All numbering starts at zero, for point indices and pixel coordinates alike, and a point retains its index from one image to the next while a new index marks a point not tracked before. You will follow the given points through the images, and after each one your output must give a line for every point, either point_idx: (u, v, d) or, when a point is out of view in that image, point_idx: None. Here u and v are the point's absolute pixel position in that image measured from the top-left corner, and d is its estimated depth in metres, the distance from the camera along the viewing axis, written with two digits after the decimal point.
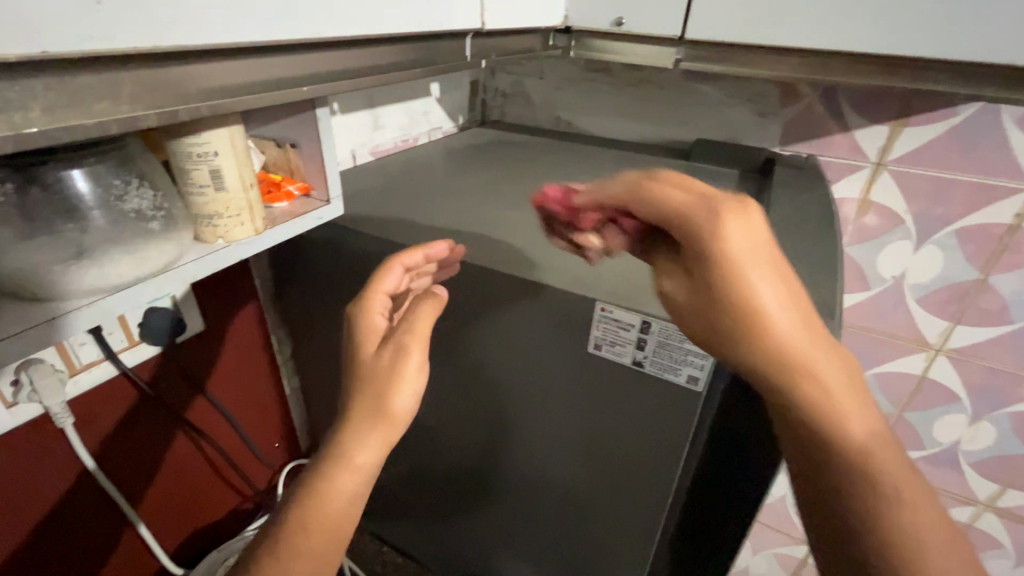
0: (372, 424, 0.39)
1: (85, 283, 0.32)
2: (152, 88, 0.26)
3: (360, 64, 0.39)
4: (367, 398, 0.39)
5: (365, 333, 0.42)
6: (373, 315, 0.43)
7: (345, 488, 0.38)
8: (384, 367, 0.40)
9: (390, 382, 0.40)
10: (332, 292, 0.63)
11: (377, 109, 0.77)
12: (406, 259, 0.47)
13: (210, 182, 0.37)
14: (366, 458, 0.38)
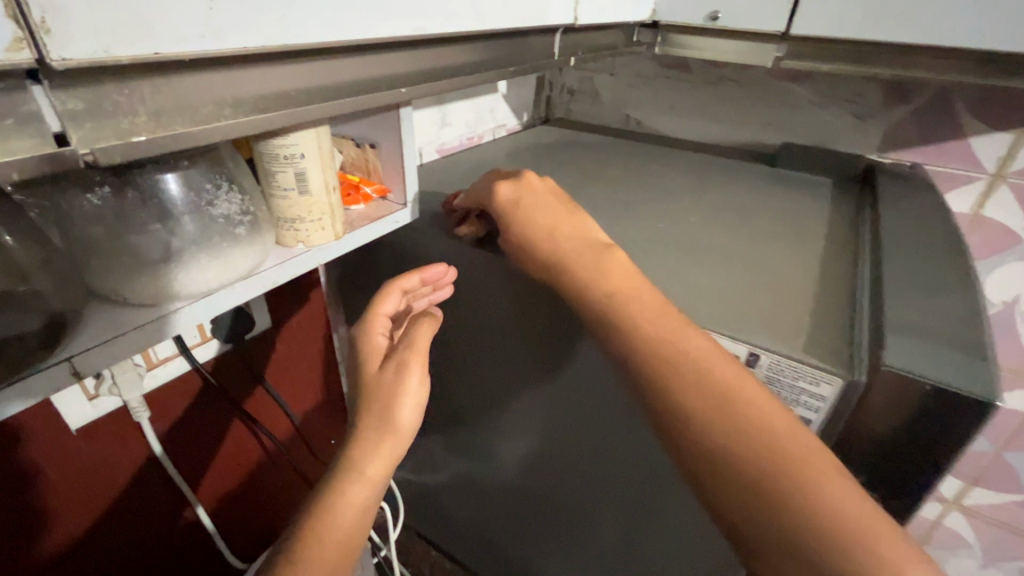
0: (375, 438, 0.39)
1: (173, 288, 0.31)
2: (256, 90, 0.24)
3: (453, 62, 0.37)
4: (373, 412, 0.39)
5: (366, 351, 0.43)
6: (374, 333, 0.44)
7: (350, 501, 0.37)
8: (385, 380, 0.40)
9: (393, 395, 0.39)
10: None
11: (446, 105, 0.75)
12: (403, 282, 0.47)
13: (295, 185, 0.35)
14: (374, 470, 0.38)
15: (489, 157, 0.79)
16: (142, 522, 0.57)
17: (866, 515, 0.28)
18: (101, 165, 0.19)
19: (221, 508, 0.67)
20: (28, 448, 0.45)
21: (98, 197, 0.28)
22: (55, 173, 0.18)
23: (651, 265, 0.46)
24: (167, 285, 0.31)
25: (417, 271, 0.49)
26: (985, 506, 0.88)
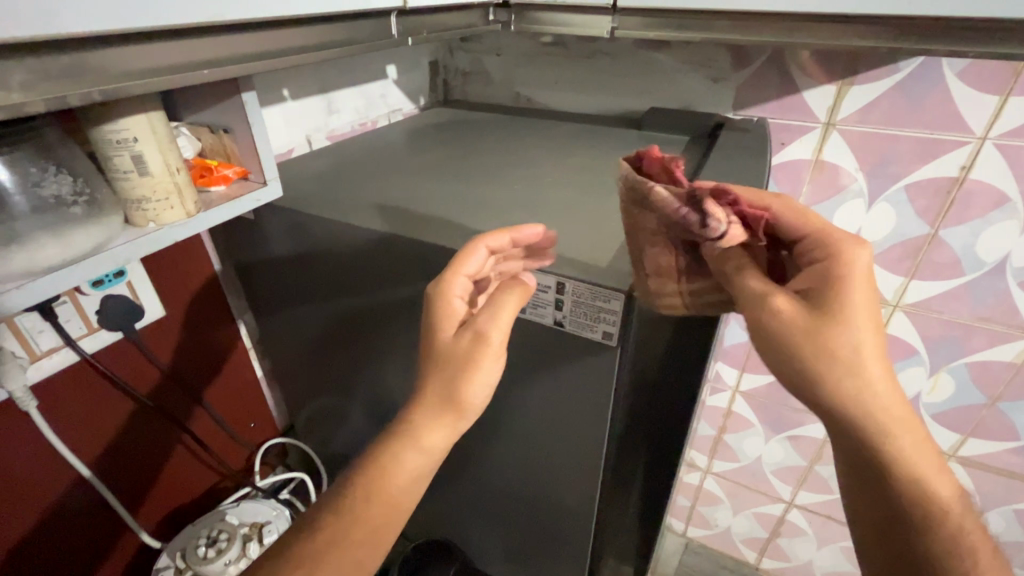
0: (443, 414, 0.45)
1: (13, 267, 0.33)
2: (44, 75, 0.29)
3: (268, 46, 0.41)
4: (443, 381, 0.45)
5: (445, 316, 0.47)
6: (453, 298, 0.46)
7: (407, 469, 0.44)
8: (464, 361, 0.45)
9: (468, 363, 0.45)
10: (297, 271, 0.66)
11: (331, 94, 0.78)
12: (491, 241, 0.47)
13: (134, 167, 0.39)
14: (434, 440, 0.45)
15: (381, 140, 0.83)
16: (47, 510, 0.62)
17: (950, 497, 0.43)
18: None
19: (130, 492, 0.70)
20: None
21: None
22: None
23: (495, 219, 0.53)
24: (8, 266, 0.33)
25: (508, 231, 0.48)
26: None
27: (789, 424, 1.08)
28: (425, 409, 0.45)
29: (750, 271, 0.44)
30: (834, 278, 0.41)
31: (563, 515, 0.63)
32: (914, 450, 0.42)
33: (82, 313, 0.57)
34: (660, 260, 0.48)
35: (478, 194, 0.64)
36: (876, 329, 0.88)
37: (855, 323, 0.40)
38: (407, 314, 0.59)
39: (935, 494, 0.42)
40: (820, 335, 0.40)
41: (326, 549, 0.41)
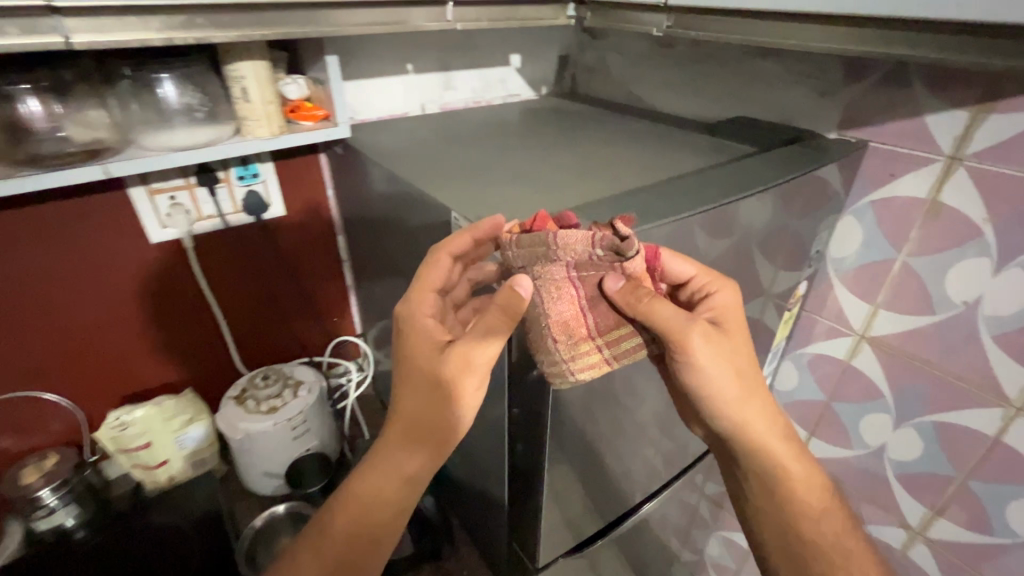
0: (421, 443, 0.56)
1: (161, 141, 0.57)
2: (169, 24, 0.48)
3: (328, 21, 0.57)
4: (428, 417, 0.55)
5: (422, 340, 0.54)
6: (426, 322, 0.54)
7: (394, 486, 0.57)
8: (441, 392, 0.54)
9: (450, 402, 0.54)
10: (358, 205, 0.83)
11: (451, 72, 0.94)
12: (452, 247, 0.52)
13: (242, 95, 0.59)
14: (421, 462, 0.57)
15: (483, 117, 0.96)
16: (183, 326, 0.84)
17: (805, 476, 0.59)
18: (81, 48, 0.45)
19: (238, 337, 0.91)
20: (115, 240, 0.73)
21: (126, 83, 0.56)
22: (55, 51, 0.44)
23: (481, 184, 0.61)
24: (161, 137, 0.58)
25: (467, 232, 0.51)
26: (956, 545, 0.78)
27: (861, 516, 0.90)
28: (408, 435, 0.56)
29: (658, 301, 0.49)
30: (718, 309, 0.55)
31: (493, 467, 0.69)
32: (788, 449, 0.59)
33: (231, 195, 0.79)
34: (567, 314, 0.49)
35: (509, 168, 0.73)
36: (989, 432, 0.69)
37: (731, 356, 0.55)
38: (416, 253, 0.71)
39: (807, 475, 0.59)
40: (710, 364, 0.54)
41: (344, 554, 0.57)
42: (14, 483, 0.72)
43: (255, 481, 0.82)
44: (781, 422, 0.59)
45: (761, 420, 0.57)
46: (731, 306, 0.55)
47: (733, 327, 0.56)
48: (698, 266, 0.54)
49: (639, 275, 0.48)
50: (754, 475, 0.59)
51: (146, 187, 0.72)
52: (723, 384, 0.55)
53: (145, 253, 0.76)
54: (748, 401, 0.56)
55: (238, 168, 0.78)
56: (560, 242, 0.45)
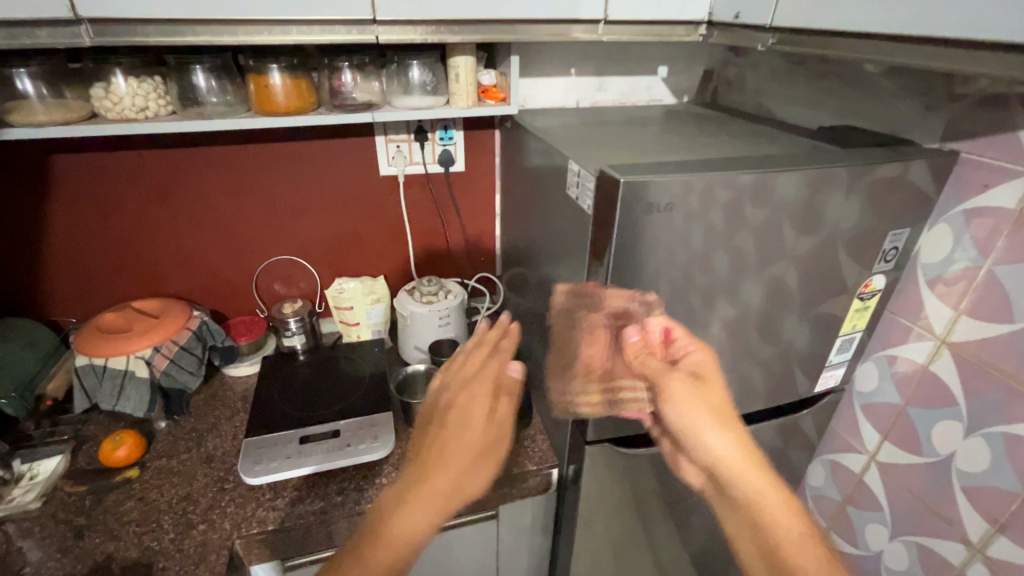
0: (457, 489, 0.67)
1: (405, 103, 0.91)
2: (427, 31, 0.81)
3: (512, 31, 0.84)
4: (428, 473, 0.67)
5: (438, 412, 0.75)
6: (443, 393, 0.77)
7: (421, 524, 0.63)
8: (479, 451, 0.71)
9: (449, 458, 0.69)
10: (513, 169, 1.12)
11: (604, 78, 1.18)
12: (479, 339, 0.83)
13: (456, 78, 0.92)
14: (417, 520, 0.63)
15: (624, 113, 1.18)
16: (386, 238, 1.22)
17: (790, 520, 0.72)
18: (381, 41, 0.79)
19: (418, 255, 1.26)
20: (361, 169, 1.12)
21: (394, 65, 0.90)
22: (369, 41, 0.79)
23: (597, 151, 0.84)
24: (405, 99, 0.91)
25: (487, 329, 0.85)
26: (1015, 567, 0.77)
27: (922, 528, 0.90)
28: (438, 484, 0.66)
29: (650, 360, 0.78)
30: (703, 370, 0.78)
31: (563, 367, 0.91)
32: (750, 473, 0.75)
33: (434, 150, 1.14)
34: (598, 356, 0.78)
35: (627, 148, 0.94)
36: None
37: (706, 400, 0.77)
38: (543, 203, 0.97)
39: (774, 494, 0.74)
40: (686, 404, 0.77)
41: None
42: (279, 310, 1.16)
43: (407, 350, 1.16)
44: (749, 450, 0.76)
45: (735, 464, 0.75)
46: (705, 363, 0.78)
47: (711, 387, 0.78)
48: (687, 329, 0.78)
49: (652, 340, 0.78)
50: (742, 512, 0.75)
51: (384, 136, 1.09)
52: (701, 421, 0.77)
53: (375, 181, 1.14)
54: (724, 445, 0.76)
55: (440, 132, 1.12)
56: (604, 299, 0.74)
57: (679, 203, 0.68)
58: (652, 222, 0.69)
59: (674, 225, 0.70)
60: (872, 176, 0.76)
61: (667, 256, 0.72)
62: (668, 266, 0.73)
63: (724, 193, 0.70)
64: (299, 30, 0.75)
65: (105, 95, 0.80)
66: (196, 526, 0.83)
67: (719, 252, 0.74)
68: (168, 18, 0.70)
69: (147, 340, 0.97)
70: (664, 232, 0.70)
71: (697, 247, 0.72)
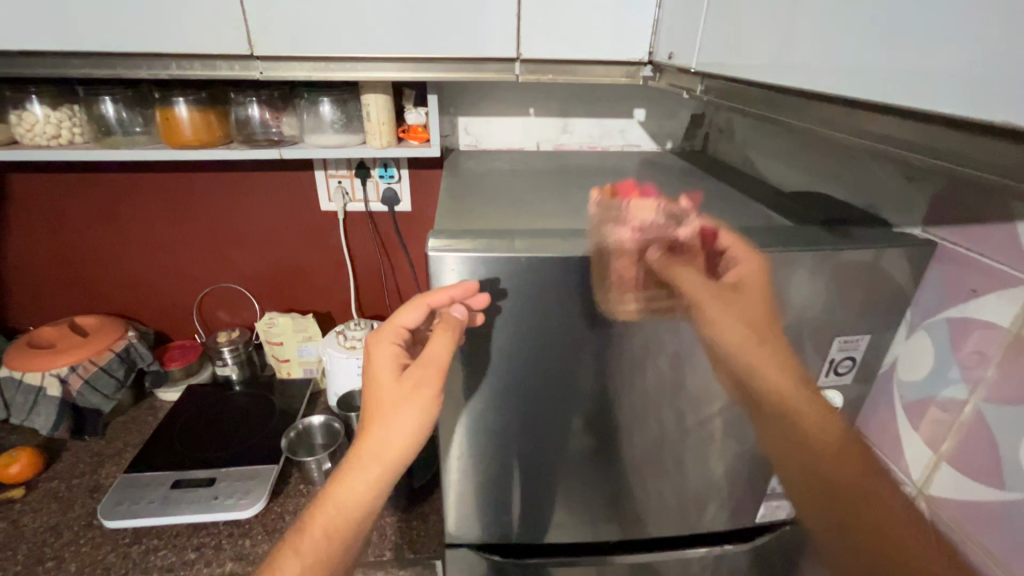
0: (421, 389, 0.59)
1: (315, 141, 0.86)
2: (318, 67, 0.75)
3: (416, 69, 0.76)
4: (365, 456, 0.59)
5: (379, 364, 0.61)
6: (389, 342, 0.62)
7: (368, 484, 0.59)
8: (408, 402, 0.59)
9: (383, 435, 0.59)
10: None
11: (569, 119, 1.07)
12: (429, 299, 0.60)
13: (368, 116, 0.85)
14: (354, 492, 0.59)
15: (588, 159, 1.05)
16: (329, 274, 1.17)
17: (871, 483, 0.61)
18: (267, 75, 0.74)
19: (363, 294, 1.20)
20: (301, 203, 1.09)
21: (305, 100, 0.85)
22: (252, 77, 0.74)
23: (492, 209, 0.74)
24: (317, 137, 0.87)
25: (447, 290, 0.59)
26: None
27: None
28: (382, 438, 0.59)
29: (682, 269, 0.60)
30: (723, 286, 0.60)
31: None
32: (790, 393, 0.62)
33: (377, 187, 1.08)
34: (623, 265, 0.59)
35: (550, 202, 0.82)
36: None
37: (746, 313, 0.60)
38: None
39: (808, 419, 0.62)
40: (726, 318, 0.59)
41: (365, 487, 0.59)
42: (214, 339, 1.14)
43: (330, 395, 1.08)
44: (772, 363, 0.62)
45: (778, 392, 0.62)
46: (755, 275, 0.59)
47: (755, 294, 0.59)
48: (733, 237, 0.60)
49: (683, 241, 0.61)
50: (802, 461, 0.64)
51: (325, 171, 1.06)
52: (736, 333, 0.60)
53: (315, 216, 1.10)
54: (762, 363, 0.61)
55: (382, 169, 1.06)
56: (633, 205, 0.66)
57: (514, 283, 0.59)
58: (483, 302, 0.59)
59: (511, 308, 0.60)
60: (805, 266, 0.58)
61: (507, 342, 0.61)
62: (514, 352, 0.62)
63: (579, 275, 0.58)
64: (179, 64, 0.72)
65: (19, 123, 0.82)
66: (46, 562, 0.80)
67: (587, 341, 0.61)
68: (46, 52, 0.69)
69: (66, 358, 0.98)
70: (501, 315, 0.60)
71: (549, 336, 0.61)
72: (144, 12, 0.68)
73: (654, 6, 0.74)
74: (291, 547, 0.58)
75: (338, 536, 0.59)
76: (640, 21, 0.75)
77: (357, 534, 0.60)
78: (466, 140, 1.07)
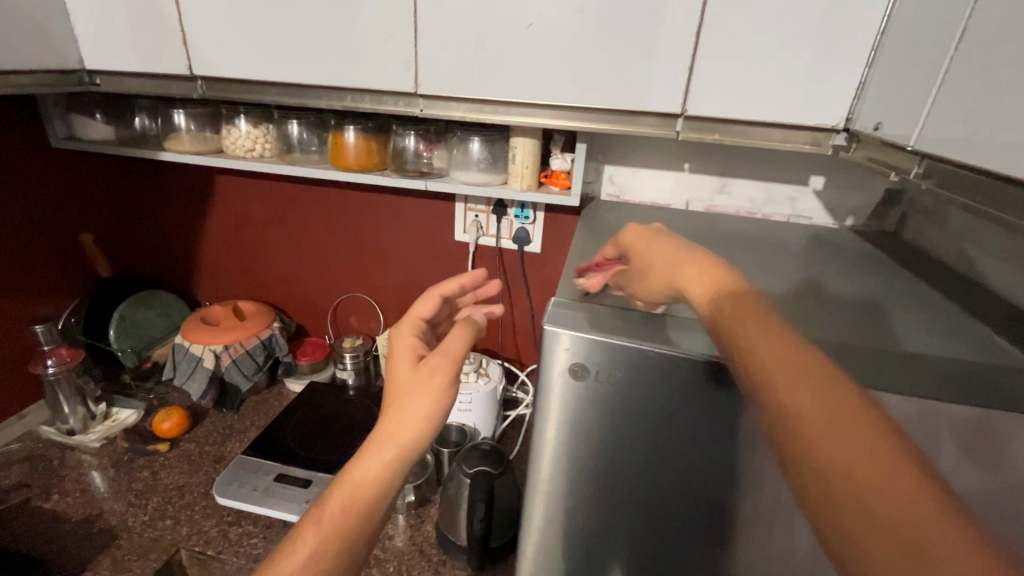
0: (436, 372, 0.53)
1: (459, 177, 0.88)
2: (470, 109, 0.74)
3: (568, 117, 0.72)
4: (382, 434, 0.52)
5: (397, 344, 0.57)
6: (405, 326, 0.59)
7: (382, 467, 0.51)
8: (430, 380, 0.52)
9: (398, 414, 0.52)
10: None
11: (728, 179, 0.96)
12: (444, 288, 0.63)
13: (514, 158, 0.84)
14: (369, 470, 0.51)
15: (744, 224, 0.93)
16: None
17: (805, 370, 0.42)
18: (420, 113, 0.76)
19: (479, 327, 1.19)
20: (439, 231, 1.12)
21: (458, 137, 0.88)
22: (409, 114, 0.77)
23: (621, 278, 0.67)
24: (462, 172, 0.88)
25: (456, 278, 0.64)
26: None
27: None
28: (398, 420, 0.52)
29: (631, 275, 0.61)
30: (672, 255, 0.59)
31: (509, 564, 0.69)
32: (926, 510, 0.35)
33: (511, 225, 1.07)
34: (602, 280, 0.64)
35: None
36: None
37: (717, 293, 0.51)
38: None
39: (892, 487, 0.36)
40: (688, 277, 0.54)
41: (379, 469, 0.51)
42: (341, 343, 1.22)
43: None
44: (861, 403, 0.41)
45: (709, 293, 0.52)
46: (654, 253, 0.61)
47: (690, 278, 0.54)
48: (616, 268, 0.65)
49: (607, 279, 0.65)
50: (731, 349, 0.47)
51: (464, 205, 1.08)
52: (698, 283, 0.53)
53: (450, 244, 1.13)
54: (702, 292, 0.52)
55: (518, 209, 1.05)
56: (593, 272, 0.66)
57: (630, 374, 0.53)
58: (583, 389, 0.56)
59: (612, 404, 0.55)
60: None
61: (590, 429, 0.57)
62: (599, 439, 0.57)
63: (683, 372, 0.51)
64: (353, 98, 0.77)
65: (228, 135, 0.96)
66: (167, 519, 0.89)
67: (679, 450, 0.54)
68: (254, 81, 0.79)
69: (222, 338, 1.12)
70: (601, 406, 0.55)
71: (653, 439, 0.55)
72: (334, 49, 0.73)
73: (864, 66, 0.62)
74: (307, 530, 0.50)
75: (353, 521, 0.50)
76: (841, 84, 0.63)
77: (376, 520, 0.51)
78: (609, 189, 1.02)
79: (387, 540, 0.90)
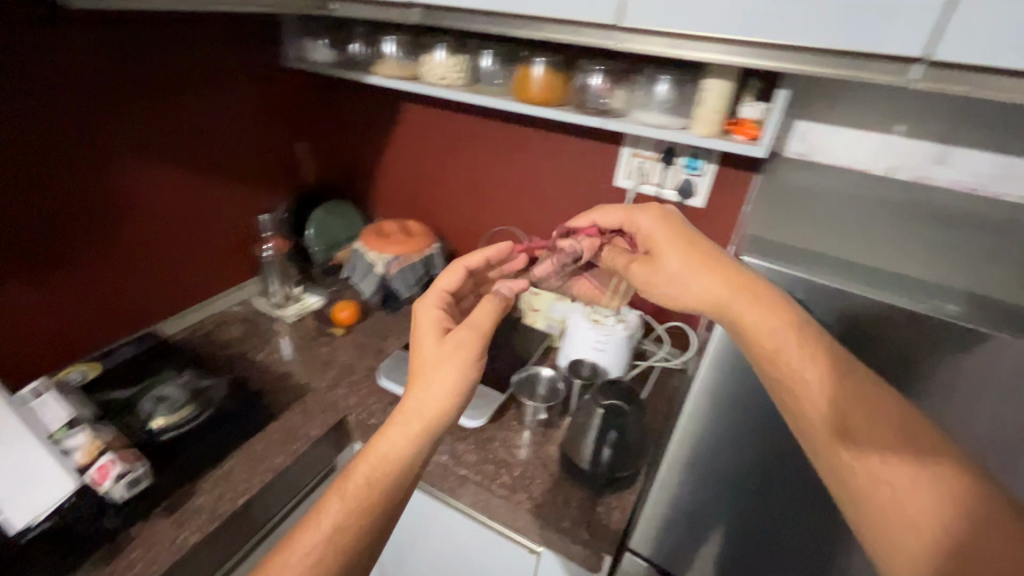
0: (459, 346, 0.63)
1: (640, 117, 0.88)
2: (672, 44, 0.73)
3: (781, 59, 0.68)
4: (409, 407, 0.61)
5: (422, 327, 0.68)
6: (430, 309, 0.71)
7: (408, 439, 0.59)
8: (454, 357, 0.63)
9: (424, 387, 0.61)
10: None
11: (948, 146, 0.86)
12: (467, 264, 0.80)
13: (703, 101, 0.81)
14: (397, 440, 0.59)
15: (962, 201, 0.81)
16: None
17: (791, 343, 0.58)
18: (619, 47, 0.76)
19: None
20: (601, 175, 1.13)
21: (647, 76, 0.87)
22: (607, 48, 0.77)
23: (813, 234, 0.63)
24: (643, 113, 0.87)
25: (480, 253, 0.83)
26: None
27: None
28: (423, 392, 0.61)
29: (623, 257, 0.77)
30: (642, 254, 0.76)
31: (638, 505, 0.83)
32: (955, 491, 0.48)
33: (677, 176, 1.05)
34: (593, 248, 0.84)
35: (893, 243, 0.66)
36: None
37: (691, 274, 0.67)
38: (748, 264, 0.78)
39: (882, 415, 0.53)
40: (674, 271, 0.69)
41: (405, 442, 0.59)
42: None
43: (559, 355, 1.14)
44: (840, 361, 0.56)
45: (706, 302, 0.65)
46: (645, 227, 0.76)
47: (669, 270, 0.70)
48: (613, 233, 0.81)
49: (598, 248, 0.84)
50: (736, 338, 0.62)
51: (631, 150, 1.07)
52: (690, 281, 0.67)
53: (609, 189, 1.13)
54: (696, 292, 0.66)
55: (688, 159, 1.02)
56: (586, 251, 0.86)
57: None
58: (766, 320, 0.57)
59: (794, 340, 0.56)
60: None
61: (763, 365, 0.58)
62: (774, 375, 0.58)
63: None
64: (553, 29, 0.80)
65: (425, 63, 1.04)
66: (341, 388, 1.07)
67: (849, 403, 0.54)
68: (463, 10, 0.85)
69: (393, 248, 1.27)
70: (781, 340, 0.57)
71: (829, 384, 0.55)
72: None
73: None
74: (334, 497, 0.56)
75: (379, 487, 0.57)
76: None
77: (401, 490, 0.58)
78: (796, 148, 0.96)
79: (515, 448, 0.99)
